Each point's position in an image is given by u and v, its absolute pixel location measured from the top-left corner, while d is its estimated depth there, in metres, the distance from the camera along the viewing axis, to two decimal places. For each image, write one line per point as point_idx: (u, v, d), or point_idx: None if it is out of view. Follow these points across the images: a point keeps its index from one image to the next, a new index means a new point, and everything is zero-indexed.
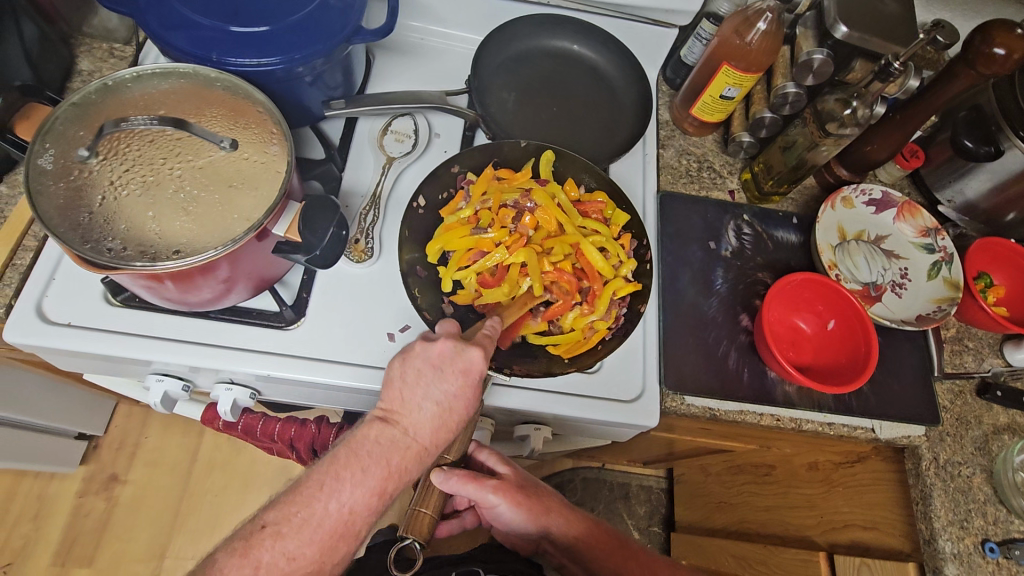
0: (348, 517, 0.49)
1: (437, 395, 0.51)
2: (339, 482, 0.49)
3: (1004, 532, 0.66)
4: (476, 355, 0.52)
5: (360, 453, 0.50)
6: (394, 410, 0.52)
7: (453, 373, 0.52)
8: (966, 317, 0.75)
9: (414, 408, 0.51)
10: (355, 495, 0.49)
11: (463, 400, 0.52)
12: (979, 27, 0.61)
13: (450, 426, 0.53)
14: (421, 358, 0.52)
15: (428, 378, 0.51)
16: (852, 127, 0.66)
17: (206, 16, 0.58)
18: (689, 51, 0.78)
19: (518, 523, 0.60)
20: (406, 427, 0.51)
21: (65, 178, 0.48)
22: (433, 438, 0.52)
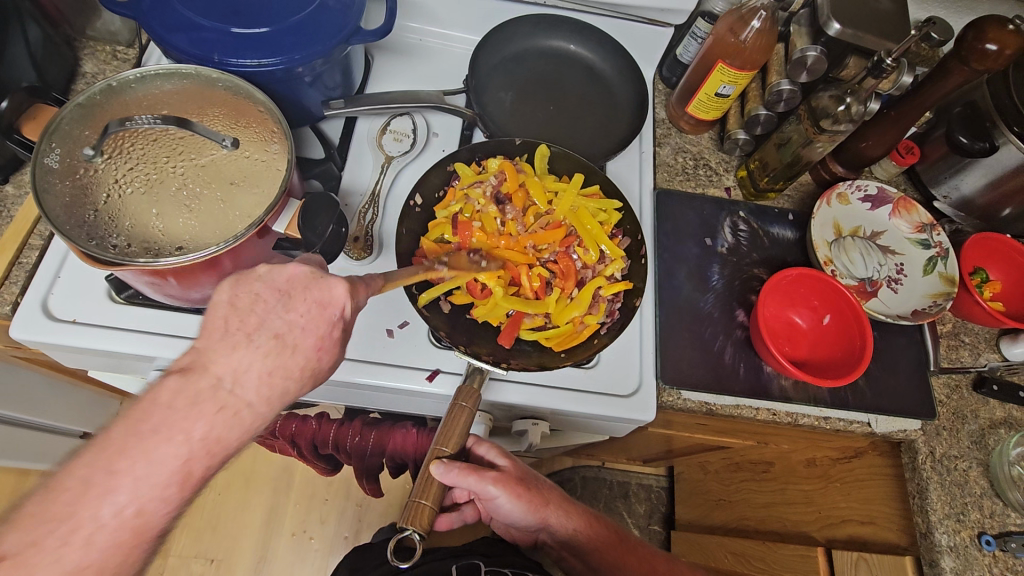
0: (135, 520, 0.37)
1: (278, 324, 0.43)
2: (112, 479, 0.37)
3: (1001, 525, 0.66)
4: (336, 284, 0.45)
5: (139, 426, 0.38)
6: (198, 355, 0.41)
7: (303, 301, 0.44)
8: (962, 312, 0.75)
9: (237, 342, 0.41)
10: (141, 493, 0.37)
11: (315, 333, 0.44)
12: (972, 22, 0.62)
13: (290, 374, 0.43)
14: (262, 282, 0.44)
15: (273, 305, 0.43)
16: (846, 123, 0.66)
17: (207, 18, 0.59)
18: (683, 49, 0.78)
19: (518, 515, 0.61)
20: (220, 374, 0.40)
21: (71, 177, 0.49)
22: (260, 389, 0.42)
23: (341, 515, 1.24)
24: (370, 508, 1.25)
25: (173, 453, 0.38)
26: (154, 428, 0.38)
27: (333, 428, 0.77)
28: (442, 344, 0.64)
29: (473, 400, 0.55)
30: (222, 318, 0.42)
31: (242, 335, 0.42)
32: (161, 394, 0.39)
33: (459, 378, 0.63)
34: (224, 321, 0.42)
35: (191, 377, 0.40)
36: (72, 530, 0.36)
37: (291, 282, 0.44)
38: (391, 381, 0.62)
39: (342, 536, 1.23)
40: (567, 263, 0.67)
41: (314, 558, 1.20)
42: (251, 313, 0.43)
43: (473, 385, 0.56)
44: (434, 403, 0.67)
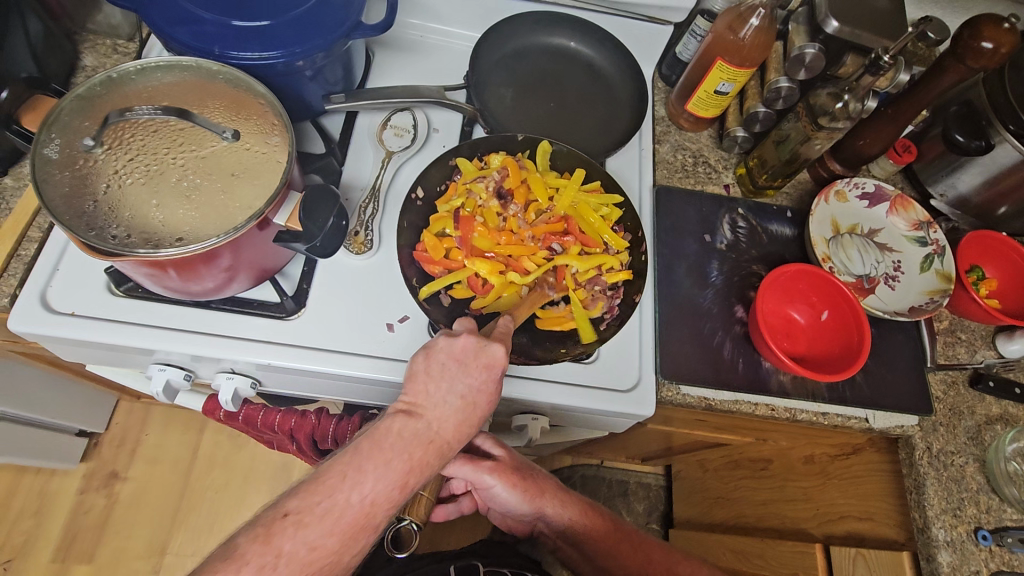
0: (368, 509, 0.45)
1: (462, 388, 0.51)
2: (360, 473, 0.45)
3: (997, 520, 0.67)
4: (498, 351, 0.53)
5: (381, 444, 0.47)
6: (419, 404, 0.50)
7: (477, 367, 0.52)
8: (959, 310, 0.76)
9: (439, 399, 0.50)
10: (377, 489, 0.45)
11: (486, 395, 0.53)
12: (968, 21, 0.62)
13: (471, 424, 0.52)
14: (444, 352, 0.52)
15: (452, 372, 0.51)
16: (843, 121, 0.67)
17: (209, 11, 0.59)
18: (683, 47, 0.79)
19: (514, 504, 0.61)
20: (429, 420, 0.50)
21: (70, 168, 0.49)
22: (453, 432, 0.51)
23: None
24: None
25: (400, 466, 0.47)
26: (389, 448, 0.47)
27: (331, 424, 0.72)
28: None
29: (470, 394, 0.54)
30: (420, 382, 0.51)
31: (455, 399, 0.51)
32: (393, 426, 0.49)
33: None
34: (426, 381, 0.51)
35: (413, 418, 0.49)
36: (332, 506, 0.43)
37: (464, 351, 0.52)
38: (391, 375, 0.62)
39: None
40: (569, 257, 0.68)
41: None
42: (445, 380, 0.51)
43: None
44: None
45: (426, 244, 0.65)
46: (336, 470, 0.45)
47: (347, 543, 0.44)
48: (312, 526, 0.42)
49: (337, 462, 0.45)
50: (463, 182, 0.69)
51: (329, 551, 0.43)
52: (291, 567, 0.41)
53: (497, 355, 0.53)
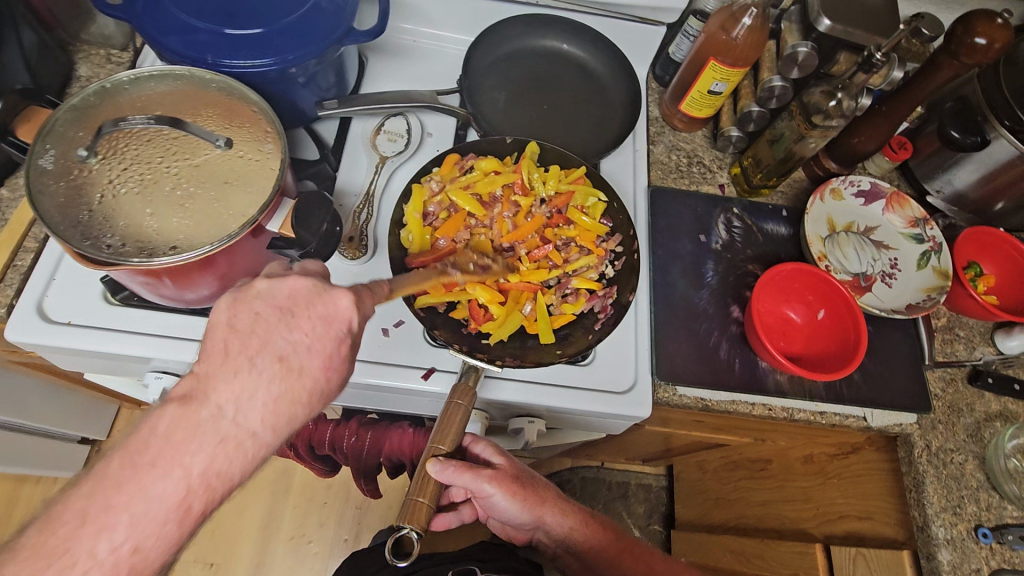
0: (128, 559, 0.38)
1: (281, 346, 0.44)
2: (108, 513, 0.38)
3: (997, 518, 0.67)
4: (340, 301, 0.46)
5: (141, 458, 0.39)
6: (206, 383, 0.41)
7: (306, 320, 0.45)
8: (957, 306, 0.76)
9: (238, 369, 0.42)
10: (141, 528, 0.38)
11: (319, 356, 0.45)
12: (961, 17, 0.62)
13: (297, 399, 0.44)
14: (262, 300, 0.45)
15: (273, 325, 0.44)
16: (838, 118, 0.67)
17: (201, 20, 0.59)
18: (676, 48, 0.79)
19: (514, 513, 0.61)
20: (220, 404, 0.41)
21: (65, 178, 0.50)
22: (265, 418, 0.42)
23: (340, 518, 1.23)
24: (369, 511, 1.24)
25: (175, 485, 0.39)
26: (155, 456, 0.39)
27: (329, 429, 0.76)
28: (437, 343, 0.64)
29: (467, 398, 0.55)
30: (220, 343, 0.43)
31: (277, 364, 0.43)
32: (162, 423, 0.40)
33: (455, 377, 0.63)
34: (223, 343, 0.43)
35: (191, 408, 0.41)
36: (66, 567, 0.36)
37: (291, 299, 0.45)
38: (387, 380, 0.62)
39: (341, 539, 1.22)
40: (562, 258, 0.69)
41: (313, 561, 1.19)
42: (253, 339, 0.43)
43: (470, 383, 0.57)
44: (431, 402, 0.67)
45: (417, 255, 0.65)
46: (74, 513, 0.37)
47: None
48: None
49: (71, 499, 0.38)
50: (452, 185, 0.68)
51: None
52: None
53: (339, 305, 0.46)
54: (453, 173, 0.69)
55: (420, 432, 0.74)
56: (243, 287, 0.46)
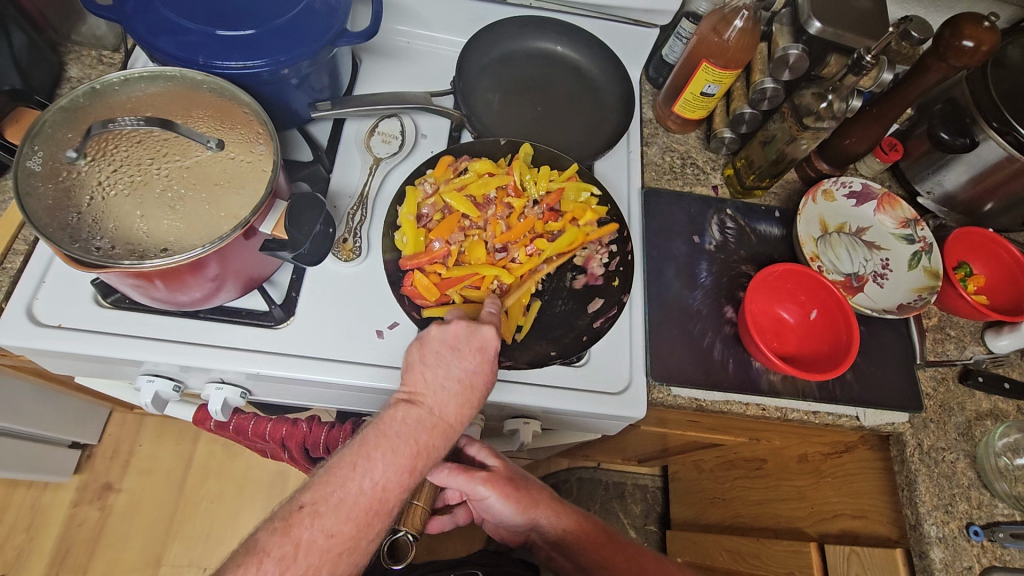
0: (380, 494, 0.49)
1: (458, 372, 0.54)
2: (369, 461, 0.49)
3: (988, 516, 0.67)
4: (490, 333, 0.56)
5: (389, 431, 0.51)
6: (419, 391, 0.54)
7: (471, 350, 0.55)
8: (947, 306, 0.76)
9: (439, 387, 0.54)
10: (388, 474, 0.49)
11: (483, 375, 0.55)
12: (949, 20, 0.62)
13: (473, 404, 0.55)
14: (438, 339, 0.55)
15: (447, 357, 0.55)
16: (828, 120, 0.67)
17: (193, 21, 0.59)
18: (669, 50, 0.79)
19: (508, 515, 0.61)
20: (433, 406, 0.53)
21: (53, 180, 0.49)
22: (458, 414, 0.54)
23: None
24: None
25: (407, 450, 0.51)
26: (397, 434, 0.51)
27: (323, 432, 0.73)
28: None
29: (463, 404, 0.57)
30: (418, 372, 0.54)
31: (458, 384, 0.54)
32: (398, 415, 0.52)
33: None
34: (430, 363, 0.54)
35: (415, 405, 0.53)
36: (343, 496, 0.48)
37: (457, 336, 0.56)
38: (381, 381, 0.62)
39: None
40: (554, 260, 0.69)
41: None
42: (442, 366, 0.54)
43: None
44: None
45: (410, 257, 0.65)
46: (346, 462, 0.49)
47: (363, 527, 0.48)
48: (326, 515, 0.47)
49: (342, 454, 0.50)
50: (444, 187, 0.68)
51: (345, 536, 0.47)
52: (311, 556, 0.46)
53: (488, 337, 0.56)
54: (445, 174, 0.69)
55: None
56: (423, 332, 0.56)
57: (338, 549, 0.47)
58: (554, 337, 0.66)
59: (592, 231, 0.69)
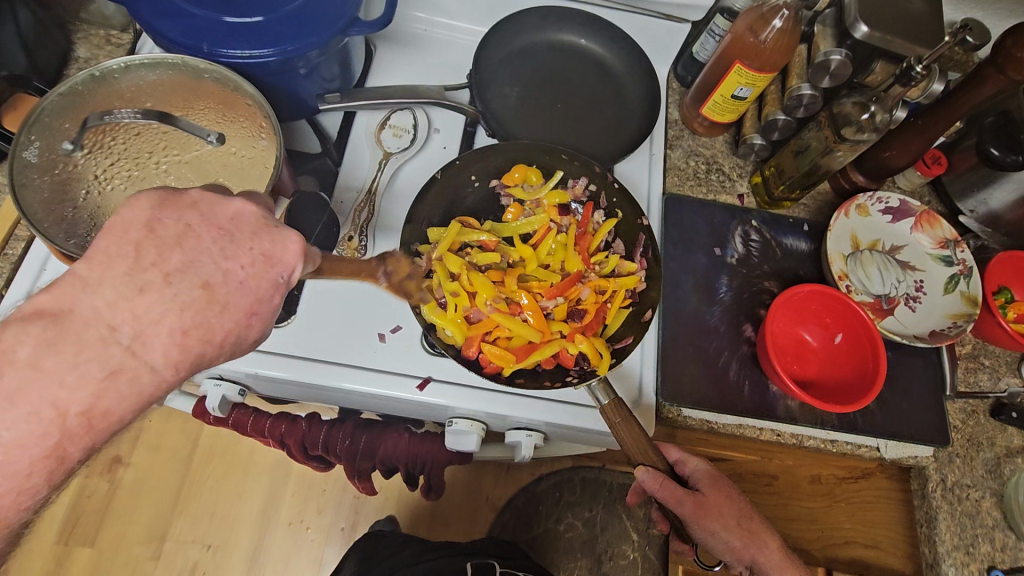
0: (13, 475, 0.32)
1: (207, 269, 0.36)
2: None
3: (1013, 560, 0.65)
4: (292, 241, 0.40)
5: (19, 361, 0.31)
6: (78, 292, 0.33)
7: (250, 249, 0.38)
8: (983, 334, 0.71)
9: (154, 283, 0.34)
10: (15, 440, 0.31)
11: (252, 291, 0.38)
12: (1011, 29, 0.58)
13: (209, 334, 0.36)
14: (199, 215, 0.37)
15: (210, 246, 0.37)
16: (870, 132, 0.63)
17: (198, 6, 0.56)
18: (700, 47, 0.74)
19: (737, 548, 0.60)
20: (119, 318, 0.33)
21: (49, 173, 0.47)
22: (174, 340, 0.35)
23: (338, 506, 1.18)
24: (367, 500, 1.18)
25: (50, 401, 0.32)
26: (35, 367, 0.31)
27: (322, 431, 0.73)
28: (435, 351, 0.62)
29: (621, 415, 0.56)
30: (148, 247, 0.35)
31: (163, 273, 0.35)
32: (35, 329, 0.32)
33: (453, 387, 0.61)
34: (130, 257, 0.34)
35: (71, 319, 0.32)
36: None
37: (235, 224, 0.38)
38: (383, 389, 0.60)
39: (338, 527, 1.17)
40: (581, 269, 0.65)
41: (311, 546, 1.15)
42: (185, 257, 0.36)
43: (610, 400, 0.56)
44: (426, 411, 0.65)
45: (465, 347, 0.59)
46: None
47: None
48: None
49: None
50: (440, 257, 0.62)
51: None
52: None
53: (288, 249, 0.40)
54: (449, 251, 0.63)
55: (418, 437, 0.74)
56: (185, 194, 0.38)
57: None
58: (638, 292, 0.64)
59: (590, 223, 0.67)
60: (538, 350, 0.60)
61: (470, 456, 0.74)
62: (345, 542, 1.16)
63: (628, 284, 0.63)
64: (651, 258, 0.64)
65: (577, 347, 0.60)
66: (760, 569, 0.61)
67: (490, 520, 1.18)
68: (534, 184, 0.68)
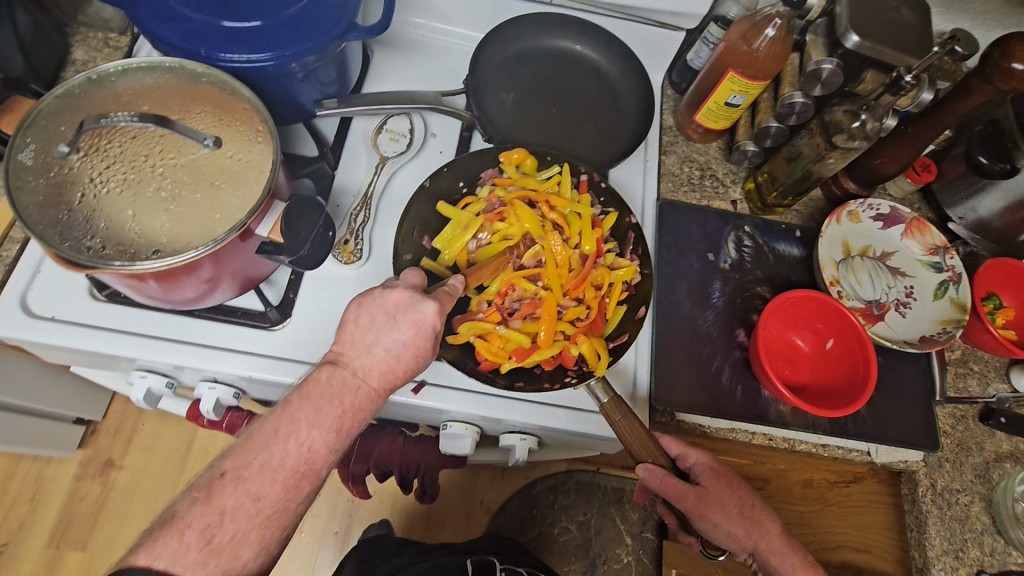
0: (307, 457, 0.45)
1: (388, 339, 0.48)
2: (292, 425, 0.45)
3: (1001, 564, 0.65)
4: (428, 307, 0.49)
5: (312, 393, 0.46)
6: (343, 352, 0.49)
7: (405, 320, 0.49)
8: (973, 340, 0.72)
9: (362, 347, 0.49)
10: (313, 437, 0.45)
11: (412, 348, 0.49)
12: (998, 39, 0.59)
13: (401, 372, 0.50)
14: (376, 304, 0.49)
15: (380, 323, 0.49)
16: (861, 140, 0.63)
17: (197, 11, 0.57)
18: (695, 55, 0.75)
19: (740, 538, 0.60)
20: (358, 367, 0.48)
21: (45, 175, 0.47)
22: (381, 379, 0.49)
23: (332, 509, 1.18)
24: (361, 504, 1.18)
25: (333, 409, 0.46)
26: (321, 395, 0.46)
27: None
28: None
29: (623, 413, 0.56)
30: (349, 331, 0.49)
31: (362, 342, 0.49)
32: (319, 376, 0.48)
33: (449, 389, 0.61)
34: (354, 330, 0.49)
35: (338, 370, 0.48)
36: (266, 461, 0.44)
37: (396, 305, 0.49)
38: None
39: (332, 531, 1.16)
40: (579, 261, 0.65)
41: (304, 551, 1.15)
42: (370, 331, 0.49)
43: (610, 397, 0.57)
44: (421, 414, 0.65)
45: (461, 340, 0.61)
46: (268, 426, 0.45)
47: (291, 491, 0.45)
48: (251, 480, 0.43)
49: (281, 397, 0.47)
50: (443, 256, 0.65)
51: (274, 497, 0.44)
52: (239, 522, 0.43)
53: (429, 311, 0.49)
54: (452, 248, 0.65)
55: (412, 441, 0.74)
56: (366, 291, 0.51)
57: (266, 512, 0.44)
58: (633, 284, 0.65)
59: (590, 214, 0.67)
60: (538, 350, 0.60)
61: (464, 459, 0.74)
62: (339, 546, 1.16)
63: (625, 275, 0.64)
64: (641, 253, 0.65)
65: (577, 348, 0.60)
66: (761, 556, 0.61)
67: (484, 522, 1.18)
68: (529, 172, 0.67)
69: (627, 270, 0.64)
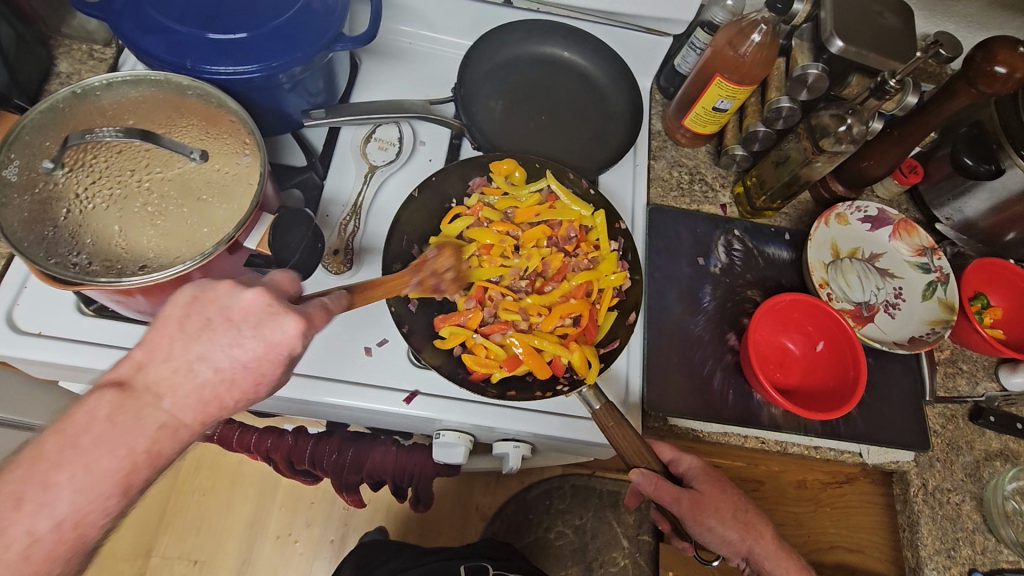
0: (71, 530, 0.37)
1: (220, 360, 0.41)
2: (49, 488, 0.36)
3: (993, 562, 0.66)
4: (288, 327, 0.42)
5: (81, 441, 0.37)
6: (139, 368, 0.40)
7: (254, 339, 0.41)
8: (961, 340, 0.72)
9: (179, 367, 0.40)
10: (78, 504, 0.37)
11: (252, 376, 0.42)
12: (982, 42, 0.59)
13: (229, 401, 0.42)
14: (217, 307, 0.41)
15: (217, 340, 0.41)
16: (848, 143, 0.64)
17: (182, 23, 0.56)
18: (682, 60, 0.76)
19: (734, 542, 0.60)
20: (159, 394, 0.40)
21: (29, 191, 0.47)
22: (198, 416, 0.41)
23: (327, 518, 1.17)
24: (356, 512, 1.18)
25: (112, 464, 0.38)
26: (93, 444, 0.38)
27: (309, 445, 0.75)
28: (421, 364, 0.62)
29: (615, 419, 0.56)
30: (168, 337, 0.40)
31: (184, 362, 0.40)
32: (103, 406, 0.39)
33: (442, 399, 0.61)
34: (172, 339, 0.40)
35: (130, 395, 0.39)
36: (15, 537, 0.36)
37: (245, 316, 0.41)
38: (368, 402, 0.60)
39: (327, 539, 1.16)
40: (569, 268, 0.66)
41: (298, 561, 1.14)
42: (196, 346, 0.40)
43: (602, 404, 0.57)
44: (412, 423, 0.65)
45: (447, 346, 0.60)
46: (9, 491, 0.36)
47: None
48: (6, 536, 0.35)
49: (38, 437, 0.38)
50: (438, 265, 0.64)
51: None
52: None
53: (288, 332, 0.42)
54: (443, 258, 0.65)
55: (405, 449, 0.74)
56: (205, 285, 0.42)
57: None
58: (622, 290, 0.65)
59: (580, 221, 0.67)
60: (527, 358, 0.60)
61: (458, 467, 0.74)
62: (334, 555, 1.15)
63: (615, 280, 0.64)
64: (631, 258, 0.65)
65: (568, 355, 0.60)
66: (756, 561, 0.61)
67: (479, 528, 1.17)
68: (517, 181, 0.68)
69: (617, 276, 0.64)
